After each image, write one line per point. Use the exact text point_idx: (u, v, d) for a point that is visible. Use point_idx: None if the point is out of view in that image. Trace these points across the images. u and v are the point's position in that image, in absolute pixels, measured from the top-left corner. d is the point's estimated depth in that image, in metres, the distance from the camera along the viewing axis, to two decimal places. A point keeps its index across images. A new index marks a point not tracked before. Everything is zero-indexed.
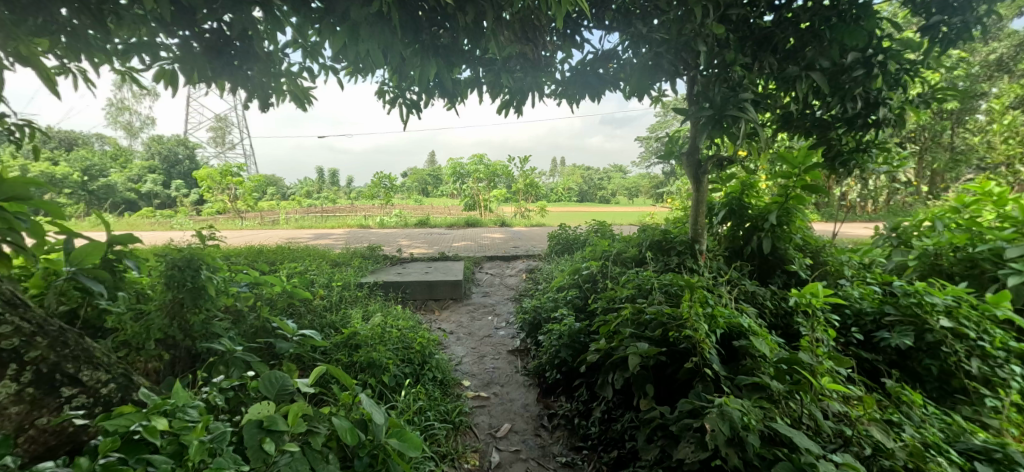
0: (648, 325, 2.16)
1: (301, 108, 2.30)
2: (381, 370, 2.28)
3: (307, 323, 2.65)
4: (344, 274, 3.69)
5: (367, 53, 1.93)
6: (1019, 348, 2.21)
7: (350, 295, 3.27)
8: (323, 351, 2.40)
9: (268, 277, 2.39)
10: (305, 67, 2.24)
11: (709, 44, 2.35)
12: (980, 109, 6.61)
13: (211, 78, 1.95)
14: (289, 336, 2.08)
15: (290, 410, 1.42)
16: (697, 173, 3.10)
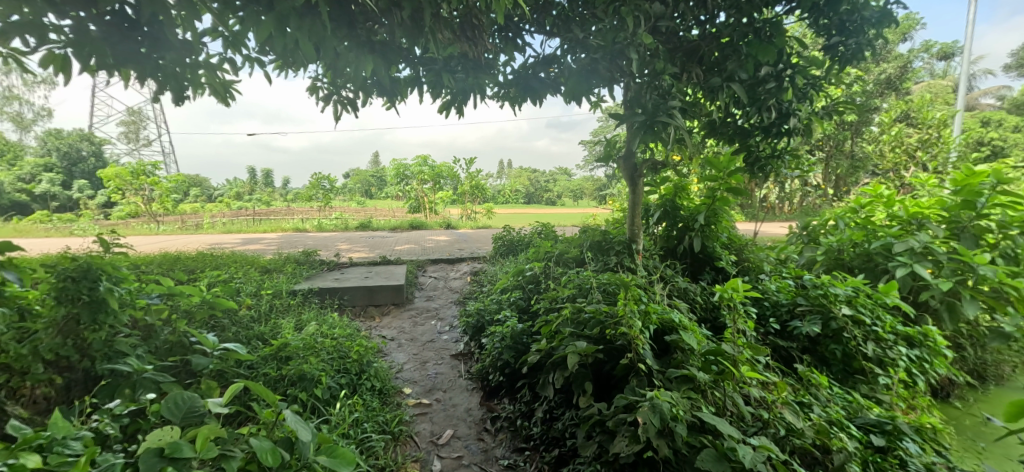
0: (587, 323, 2.23)
1: (223, 103, 2.17)
2: (314, 383, 2.19)
3: (231, 335, 2.50)
4: (276, 282, 3.52)
5: (297, 46, 1.86)
6: (905, 331, 2.49)
7: (281, 304, 3.13)
8: (249, 365, 2.28)
9: (186, 287, 2.22)
10: (226, 58, 2.11)
11: (641, 55, 2.45)
12: (874, 122, 7.41)
13: (115, 66, 1.80)
14: (210, 351, 1.95)
15: (198, 434, 1.32)
16: (632, 176, 3.23)
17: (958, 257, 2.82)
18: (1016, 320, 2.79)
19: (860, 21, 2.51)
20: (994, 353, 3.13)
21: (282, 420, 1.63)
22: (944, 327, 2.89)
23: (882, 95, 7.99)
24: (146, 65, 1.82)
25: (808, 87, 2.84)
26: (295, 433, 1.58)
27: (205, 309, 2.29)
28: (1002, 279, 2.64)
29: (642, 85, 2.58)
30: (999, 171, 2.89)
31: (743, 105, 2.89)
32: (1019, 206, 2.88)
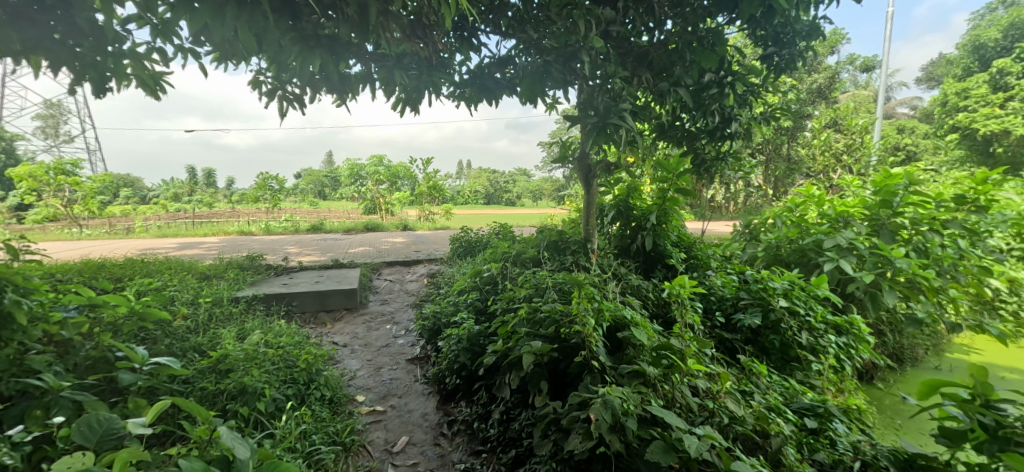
0: (542, 322, 2.26)
1: (153, 96, 2.05)
2: (256, 396, 2.10)
3: (164, 349, 2.35)
4: (216, 289, 3.34)
5: (236, 37, 1.79)
6: (835, 321, 2.67)
7: (221, 313, 2.98)
8: (185, 380, 2.16)
9: (110, 297, 2.07)
10: (155, 48, 2.00)
11: (592, 59, 2.50)
12: (807, 127, 7.90)
13: (23, 53, 1.70)
14: (138, 365, 1.84)
15: (114, 458, 1.23)
16: (587, 177, 3.29)
17: (878, 251, 3.06)
18: (928, 307, 3.07)
19: (793, 33, 2.69)
20: (909, 337, 3.44)
21: (217, 438, 1.55)
22: (868, 315, 3.14)
23: (813, 103, 8.57)
24: (59, 52, 1.73)
25: (747, 94, 3.00)
26: (231, 451, 1.50)
27: (133, 321, 2.14)
28: (915, 270, 2.90)
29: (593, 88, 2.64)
30: (912, 173, 3.16)
31: (688, 109, 3.01)
32: (928, 205, 3.17)
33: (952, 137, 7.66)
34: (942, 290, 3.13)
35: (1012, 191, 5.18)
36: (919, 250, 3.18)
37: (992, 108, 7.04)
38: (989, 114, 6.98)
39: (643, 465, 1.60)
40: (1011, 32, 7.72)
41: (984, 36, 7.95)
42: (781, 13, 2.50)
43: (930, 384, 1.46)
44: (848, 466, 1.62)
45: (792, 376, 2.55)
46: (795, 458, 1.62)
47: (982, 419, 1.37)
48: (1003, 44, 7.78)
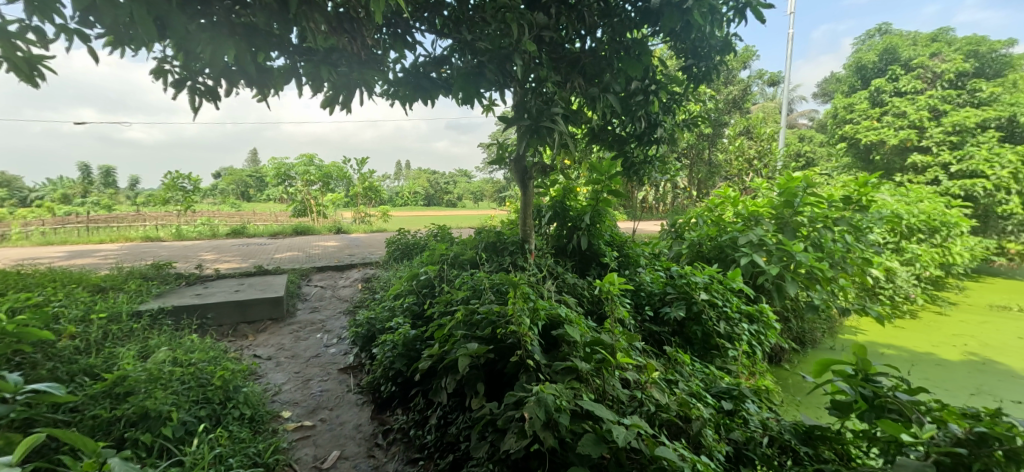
0: (479, 324, 2.24)
1: (30, 84, 1.83)
2: (161, 421, 1.92)
3: (45, 374, 2.09)
4: (112, 303, 3.02)
5: (131, 20, 1.63)
6: (748, 310, 2.90)
7: (119, 331, 2.69)
8: (72, 408, 1.93)
9: None
10: (32, 28, 1.78)
11: (525, 62, 2.52)
12: (725, 134, 8.47)
13: None
14: (9, 395, 1.61)
15: None
16: (524, 179, 3.32)
17: (782, 246, 3.35)
18: (824, 294, 3.41)
19: (709, 48, 2.88)
20: (809, 323, 3.83)
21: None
22: (775, 304, 3.43)
23: (729, 113, 9.18)
24: None
25: (670, 101, 3.20)
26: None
27: (5, 344, 1.88)
28: (813, 263, 3.19)
29: (527, 92, 2.67)
30: (809, 177, 3.53)
31: (616, 115, 3.14)
32: (822, 204, 3.53)
33: (840, 146, 8.71)
34: (835, 280, 3.49)
35: (886, 193, 5.90)
36: (818, 246, 3.50)
37: (871, 121, 8.05)
38: (868, 126, 8.01)
39: (576, 459, 1.63)
40: (885, 55, 8.46)
41: (864, 59, 8.64)
42: (698, 28, 2.65)
43: (823, 363, 1.60)
44: (758, 441, 1.74)
45: (713, 364, 2.74)
46: (714, 438, 1.73)
47: (863, 391, 1.52)
48: (879, 66, 8.52)
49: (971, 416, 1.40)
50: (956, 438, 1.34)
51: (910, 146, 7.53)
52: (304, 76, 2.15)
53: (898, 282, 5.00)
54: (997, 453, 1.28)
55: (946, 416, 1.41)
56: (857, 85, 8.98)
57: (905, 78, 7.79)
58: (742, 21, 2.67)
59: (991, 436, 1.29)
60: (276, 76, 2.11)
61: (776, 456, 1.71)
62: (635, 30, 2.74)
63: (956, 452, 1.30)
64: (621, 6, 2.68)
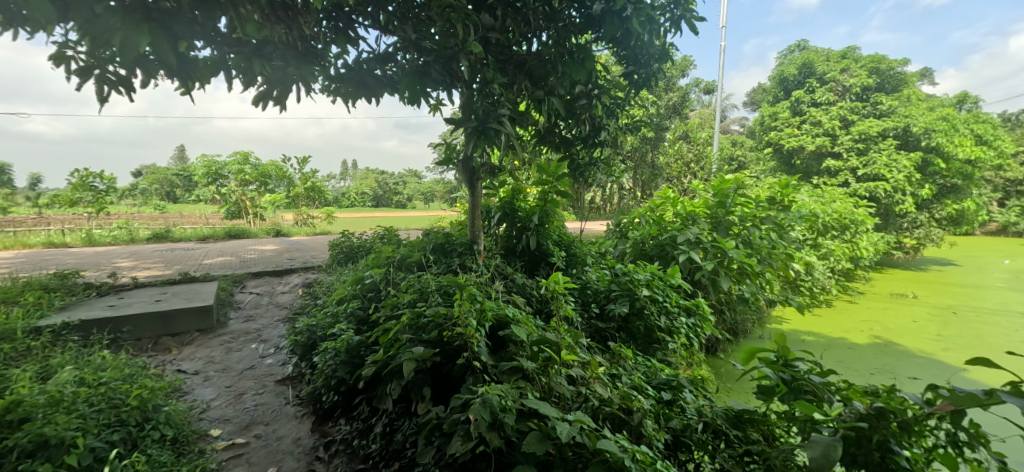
0: (425, 327, 2.17)
1: None
2: (64, 449, 1.73)
3: None
4: (5, 320, 2.70)
5: (22, 2, 1.46)
6: (686, 305, 3.04)
7: (13, 351, 2.41)
8: None
9: None
10: None
11: (471, 63, 2.49)
12: (665, 138, 8.79)
13: None
14: None
15: None
16: (471, 179, 3.28)
17: (717, 244, 3.53)
18: (753, 287, 3.62)
19: (648, 56, 2.97)
20: (742, 315, 4.08)
21: None
22: (710, 297, 3.61)
23: (670, 118, 9.53)
24: None
25: (613, 104, 3.29)
26: None
27: None
28: (742, 259, 3.39)
29: (474, 93, 2.63)
30: (739, 179, 3.78)
31: (562, 118, 3.20)
32: (750, 205, 3.78)
33: (767, 151, 9.33)
34: (762, 274, 3.73)
35: (805, 194, 6.34)
36: (747, 243, 3.77)
37: (793, 127, 8.68)
38: (791, 133, 8.63)
39: (522, 458, 1.63)
40: (803, 70, 8.87)
41: (785, 72, 9.07)
42: (637, 35, 2.73)
43: (748, 351, 1.69)
44: (694, 428, 1.84)
45: (656, 356, 2.85)
46: (653, 428, 1.78)
47: (783, 375, 1.62)
48: (799, 79, 8.99)
49: (872, 393, 1.53)
50: (860, 413, 1.45)
51: (826, 151, 8.22)
52: (233, 69, 2.01)
53: (817, 274, 5.42)
54: (892, 425, 1.39)
55: (851, 394, 1.53)
56: (781, 97, 9.43)
57: (820, 90, 8.41)
58: (677, 32, 2.78)
59: (887, 410, 1.40)
60: (201, 68, 1.96)
61: (709, 441, 1.80)
62: (579, 36, 2.78)
63: (859, 426, 1.41)
64: (565, 11, 2.71)
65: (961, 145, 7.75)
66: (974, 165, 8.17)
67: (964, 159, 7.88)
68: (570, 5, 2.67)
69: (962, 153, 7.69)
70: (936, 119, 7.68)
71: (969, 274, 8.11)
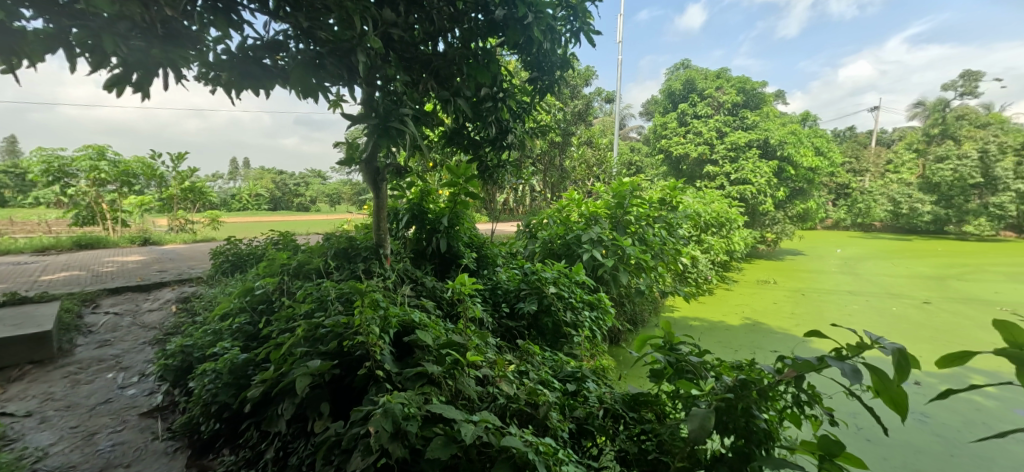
0: (323, 339, 1.95)
1: None
2: None
3: None
4: None
5: None
6: (589, 300, 3.16)
7: None
8: None
9: None
10: None
11: (370, 58, 2.35)
12: (571, 144, 9.14)
13: None
14: None
15: None
16: (376, 181, 2.99)
17: (616, 242, 3.73)
18: (647, 280, 3.89)
19: (551, 63, 3.02)
20: (640, 306, 4.34)
21: None
22: (612, 291, 3.81)
23: (575, 124, 9.88)
24: None
25: (519, 109, 3.30)
26: None
27: None
28: (639, 255, 3.64)
29: (376, 89, 2.51)
30: (634, 182, 4.07)
31: (469, 120, 3.16)
32: (644, 205, 4.07)
33: (659, 157, 10.10)
34: (656, 268, 4.01)
35: (690, 196, 6.93)
36: (642, 240, 4.07)
37: (680, 136, 9.51)
38: (679, 141, 9.42)
39: (427, 465, 1.53)
40: (686, 85, 9.76)
41: (672, 86, 9.87)
42: (539, 43, 2.79)
43: (640, 338, 1.79)
44: (596, 414, 1.89)
45: (563, 351, 2.92)
46: (558, 420, 1.81)
47: (669, 358, 1.74)
48: (683, 93, 9.84)
49: (737, 367, 1.69)
50: (727, 386, 1.58)
51: (707, 158, 9.09)
52: (75, 47, 1.68)
53: (700, 266, 5.93)
54: (753, 393, 1.52)
55: (722, 370, 1.69)
56: (670, 108, 10.29)
57: (700, 105, 9.32)
58: (577, 43, 2.86)
59: (748, 380, 1.54)
60: (30, 43, 1.61)
61: (610, 425, 1.87)
62: (485, 39, 2.74)
63: (726, 396, 1.53)
64: (469, 13, 2.65)
65: (807, 155, 9.05)
66: (816, 171, 9.58)
67: (808, 166, 9.21)
68: (474, 7, 2.63)
69: (808, 161, 8.98)
70: (788, 132, 8.88)
71: (813, 261, 9.48)
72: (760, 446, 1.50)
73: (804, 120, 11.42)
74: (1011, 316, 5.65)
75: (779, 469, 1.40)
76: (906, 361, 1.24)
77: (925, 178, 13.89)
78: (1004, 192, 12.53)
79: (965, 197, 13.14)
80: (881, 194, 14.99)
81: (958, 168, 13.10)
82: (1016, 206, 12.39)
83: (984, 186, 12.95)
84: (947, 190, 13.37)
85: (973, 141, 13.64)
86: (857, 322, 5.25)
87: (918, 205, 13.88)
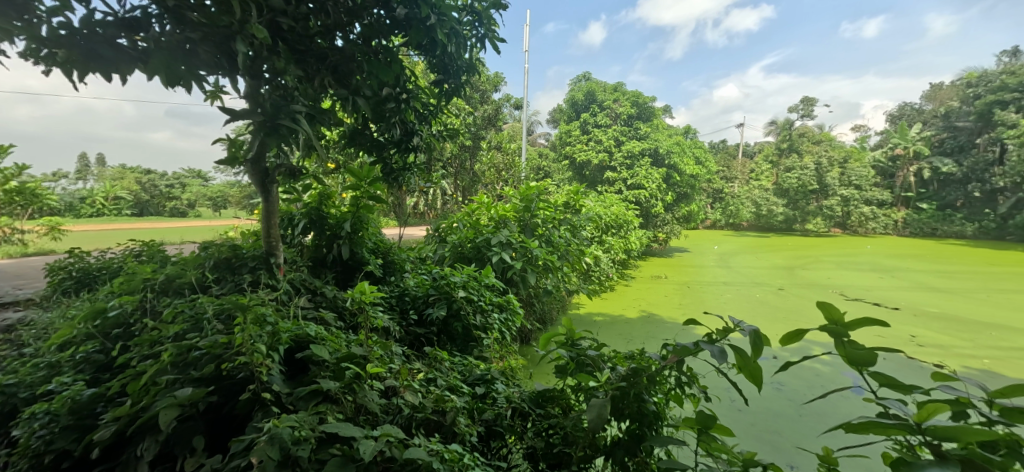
0: (195, 363, 1.67)
1: None
2: None
3: None
4: None
5: None
6: (499, 302, 3.13)
7: None
8: None
9: None
10: None
11: (255, 48, 2.07)
12: (478, 147, 9.13)
13: None
14: None
15: None
16: (265, 184, 2.60)
17: (524, 244, 3.77)
18: (555, 280, 3.99)
19: (457, 67, 2.93)
20: (548, 306, 4.42)
21: None
22: (521, 292, 3.83)
23: (485, 129, 9.83)
24: None
25: (425, 111, 3.18)
26: None
27: None
28: (547, 256, 3.70)
29: (262, 83, 2.28)
30: (541, 186, 4.15)
31: (370, 120, 2.97)
32: (549, 208, 4.17)
33: (564, 163, 10.44)
34: (562, 268, 4.12)
35: (592, 199, 7.24)
36: (549, 242, 4.16)
37: (582, 143, 9.95)
38: (583, 148, 9.85)
39: None
40: (588, 96, 10.23)
41: (575, 96, 10.29)
42: (443, 46, 2.71)
43: (545, 335, 1.78)
44: (504, 414, 1.85)
45: (473, 355, 2.85)
46: (466, 424, 1.76)
47: (571, 354, 1.75)
48: (585, 103, 10.30)
49: (630, 357, 1.73)
50: (621, 375, 1.60)
51: (607, 165, 9.62)
52: None
53: (602, 265, 6.19)
54: (644, 379, 1.57)
55: (617, 360, 1.73)
56: (574, 117, 10.70)
57: (600, 115, 9.85)
58: (483, 49, 2.81)
59: (639, 367, 1.58)
60: None
61: (517, 424, 1.84)
62: (387, 38, 2.59)
63: (620, 385, 1.57)
64: (369, 7, 2.47)
65: (688, 164, 10.00)
66: (696, 178, 10.59)
67: (690, 174, 10.19)
68: (375, 2, 2.44)
69: (689, 169, 9.92)
70: (673, 143, 9.70)
71: (697, 257, 10.43)
72: (651, 427, 1.59)
73: (686, 132, 12.55)
74: (841, 297, 6.62)
75: (664, 447, 1.45)
76: (761, 341, 1.32)
77: (779, 185, 16.30)
78: (831, 197, 15.36)
79: (806, 201, 15.65)
80: (746, 197, 16.78)
81: (800, 177, 15.48)
82: (841, 208, 15.11)
83: (819, 192, 15.68)
84: (794, 194, 15.80)
85: (811, 155, 16.33)
86: (731, 310, 5.81)
87: (773, 207, 15.97)
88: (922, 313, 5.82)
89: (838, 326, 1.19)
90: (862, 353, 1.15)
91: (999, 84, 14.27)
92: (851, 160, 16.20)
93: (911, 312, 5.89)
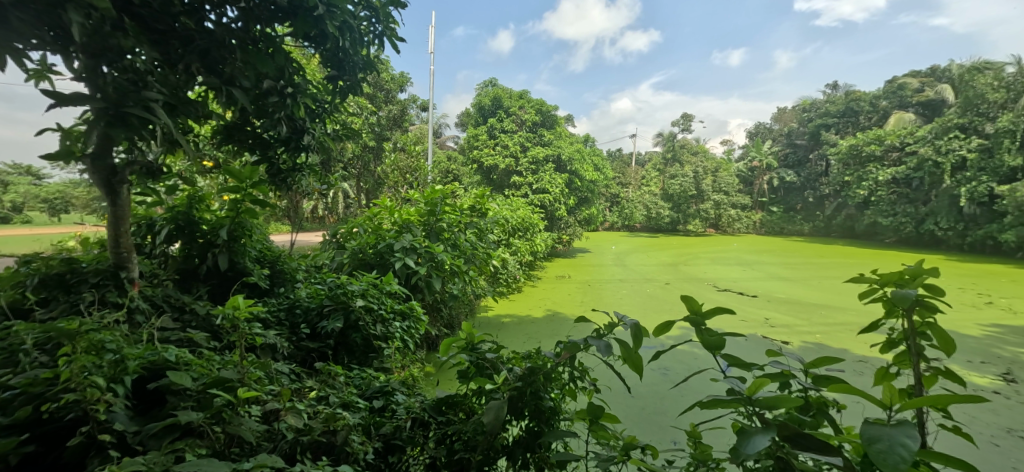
0: (8, 406, 1.36)
1: None
2: None
3: None
4: None
5: None
6: (401, 310, 3.01)
7: None
8: None
9: None
10: None
11: (93, 22, 1.74)
12: (380, 148, 8.79)
13: None
14: None
15: None
16: (111, 183, 2.21)
17: (428, 249, 3.66)
18: (460, 285, 3.93)
19: (352, 63, 2.73)
20: (454, 310, 4.35)
21: None
22: (426, 297, 3.72)
23: (391, 130, 9.47)
24: None
25: (318, 108, 2.93)
26: None
27: None
28: (452, 261, 3.63)
29: (104, 66, 1.92)
30: (446, 190, 4.05)
31: (252, 115, 2.67)
32: (455, 213, 4.10)
33: (471, 167, 10.42)
34: (467, 273, 4.08)
35: (498, 203, 7.29)
36: (455, 245, 4.15)
37: (489, 148, 10.01)
38: (490, 151, 9.91)
39: None
40: (494, 102, 10.32)
41: (481, 101, 10.32)
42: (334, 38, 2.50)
43: (445, 341, 1.71)
44: (403, 426, 1.76)
45: (372, 367, 2.69)
46: (359, 442, 1.65)
47: (471, 358, 1.70)
48: (491, 108, 10.38)
49: (527, 356, 1.73)
50: (517, 375, 1.59)
51: (512, 169, 9.79)
52: None
53: (510, 267, 6.24)
54: (540, 377, 1.57)
55: (515, 361, 1.71)
56: (480, 122, 10.69)
57: (506, 120, 10.00)
58: (381, 47, 2.66)
59: (536, 366, 1.59)
60: None
61: (416, 435, 1.75)
62: (270, 26, 2.33)
63: (517, 384, 1.55)
64: None
65: (587, 170, 10.53)
66: (595, 183, 11.19)
67: (588, 179, 10.73)
68: None
69: (588, 175, 10.46)
70: (573, 150, 10.15)
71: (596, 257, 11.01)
72: (548, 423, 1.59)
73: (585, 140, 13.23)
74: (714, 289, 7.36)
75: (559, 441, 1.46)
76: (642, 333, 1.38)
77: (665, 191, 17.81)
78: (705, 201, 17.03)
79: (687, 205, 17.23)
80: (639, 202, 18.09)
81: (682, 183, 17.05)
82: (714, 211, 16.92)
83: (697, 197, 17.35)
84: (676, 199, 17.30)
85: (691, 164, 18.06)
86: (624, 305, 6.18)
87: (659, 211, 17.41)
88: (773, 299, 6.67)
89: (697, 316, 1.27)
90: (714, 340, 1.24)
91: (827, 109, 17.09)
92: (722, 169, 18.12)
93: (765, 298, 6.72)
